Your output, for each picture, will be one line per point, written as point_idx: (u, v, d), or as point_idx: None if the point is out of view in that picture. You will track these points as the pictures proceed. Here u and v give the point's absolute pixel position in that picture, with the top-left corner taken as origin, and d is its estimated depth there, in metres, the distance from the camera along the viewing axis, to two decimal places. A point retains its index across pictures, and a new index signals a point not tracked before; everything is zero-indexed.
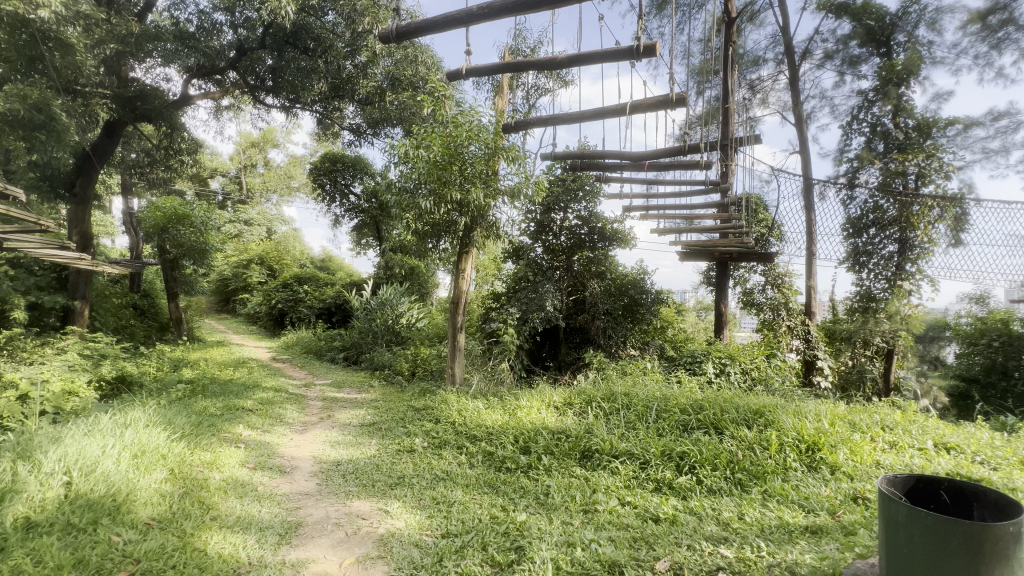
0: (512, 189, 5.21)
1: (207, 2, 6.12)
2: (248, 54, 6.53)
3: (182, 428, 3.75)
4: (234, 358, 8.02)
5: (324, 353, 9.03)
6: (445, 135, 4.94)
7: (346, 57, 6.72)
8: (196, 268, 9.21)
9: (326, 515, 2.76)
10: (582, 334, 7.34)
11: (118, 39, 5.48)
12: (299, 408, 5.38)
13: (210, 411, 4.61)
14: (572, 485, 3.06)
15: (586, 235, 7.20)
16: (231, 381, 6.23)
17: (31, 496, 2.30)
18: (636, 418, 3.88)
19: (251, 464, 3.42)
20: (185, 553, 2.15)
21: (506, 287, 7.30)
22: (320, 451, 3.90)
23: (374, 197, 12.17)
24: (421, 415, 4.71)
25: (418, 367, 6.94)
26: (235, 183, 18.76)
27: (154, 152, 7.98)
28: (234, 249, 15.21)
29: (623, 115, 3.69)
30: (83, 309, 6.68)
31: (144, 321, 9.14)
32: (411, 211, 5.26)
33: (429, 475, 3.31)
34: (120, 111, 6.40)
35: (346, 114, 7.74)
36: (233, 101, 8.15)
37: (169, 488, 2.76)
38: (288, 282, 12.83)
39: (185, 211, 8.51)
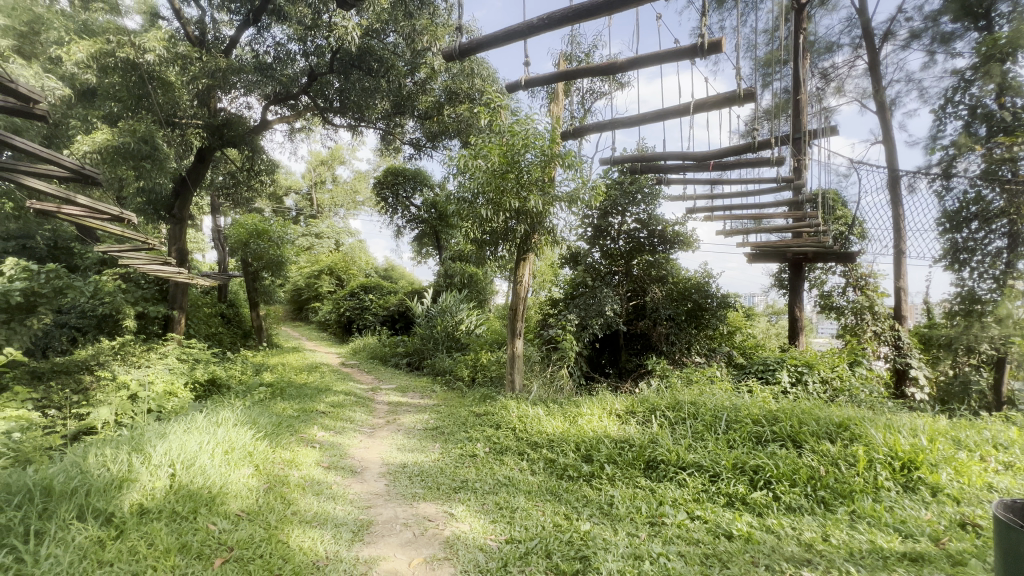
0: (569, 195, 5.22)
1: (283, 34, 6.62)
2: (319, 79, 7.00)
3: (266, 428, 4.07)
4: (307, 364, 8.57)
5: (389, 358, 9.45)
6: (502, 144, 5.04)
7: (407, 75, 7.00)
8: (274, 279, 9.96)
9: (394, 515, 2.88)
10: (643, 341, 7.17)
11: (208, 74, 5.96)
12: (367, 411, 5.66)
13: (289, 412, 4.96)
14: (637, 496, 2.98)
15: (645, 238, 7.02)
16: (305, 385, 6.67)
17: (144, 485, 2.58)
18: (703, 428, 3.71)
19: (325, 463, 3.65)
20: (271, 544, 2.32)
21: (563, 293, 7.29)
22: (387, 454, 4.08)
23: (433, 208, 12.59)
24: (482, 420, 4.79)
25: (477, 373, 7.07)
26: (307, 200, 20.13)
27: (238, 173, 8.76)
28: (307, 260, 16.28)
29: (687, 115, 3.56)
30: (181, 317, 7.37)
31: (230, 328, 10.01)
32: (470, 220, 5.41)
33: (492, 480, 3.36)
34: (211, 139, 7.05)
35: (407, 129, 8.13)
36: (305, 124, 8.78)
37: (256, 483, 3.01)
38: (355, 291, 13.57)
39: (265, 227, 9.22)
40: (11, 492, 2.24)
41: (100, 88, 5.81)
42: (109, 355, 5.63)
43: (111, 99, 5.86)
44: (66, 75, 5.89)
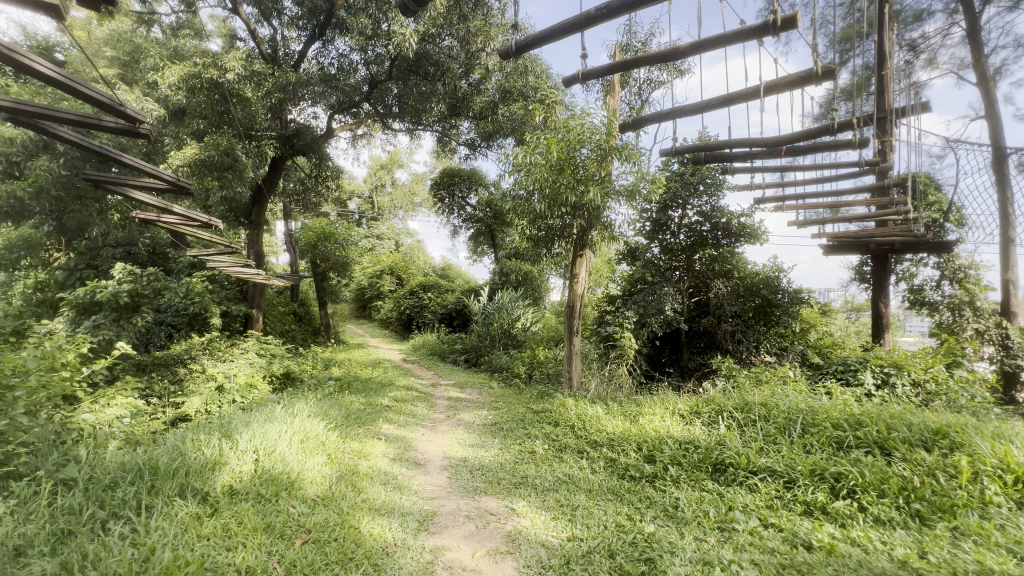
0: (628, 189, 5.09)
1: (345, 46, 6.96)
2: (378, 86, 7.31)
3: (336, 419, 4.33)
4: (371, 360, 8.98)
5: (447, 354, 9.70)
6: (558, 140, 5.00)
7: (461, 76, 7.17)
8: (340, 279, 10.52)
9: (457, 507, 2.96)
10: (707, 338, 6.88)
11: (280, 88, 6.40)
12: (428, 405, 5.86)
13: (356, 405, 5.23)
14: (704, 499, 2.86)
15: (708, 231, 6.72)
16: (370, 379, 7.03)
17: (233, 468, 2.81)
18: (776, 432, 3.51)
19: (391, 455, 3.81)
20: (344, 529, 2.45)
21: (621, 289, 7.18)
22: (449, 448, 4.18)
23: (488, 207, 12.75)
24: (541, 418, 4.80)
25: (534, 370, 7.09)
26: (369, 203, 21.09)
27: (307, 180, 9.33)
28: (370, 261, 17.04)
29: (756, 98, 3.35)
30: (259, 315, 7.94)
31: (302, 326, 10.70)
32: (526, 217, 5.43)
33: (552, 478, 3.36)
34: (283, 148, 7.53)
35: (461, 130, 8.39)
36: (367, 130, 9.19)
37: (329, 471, 3.20)
38: (415, 290, 14.07)
39: (331, 229, 9.74)
40: (125, 470, 2.53)
41: (189, 107, 6.39)
42: (199, 351, 6.20)
43: (198, 117, 6.44)
44: (161, 97, 6.52)
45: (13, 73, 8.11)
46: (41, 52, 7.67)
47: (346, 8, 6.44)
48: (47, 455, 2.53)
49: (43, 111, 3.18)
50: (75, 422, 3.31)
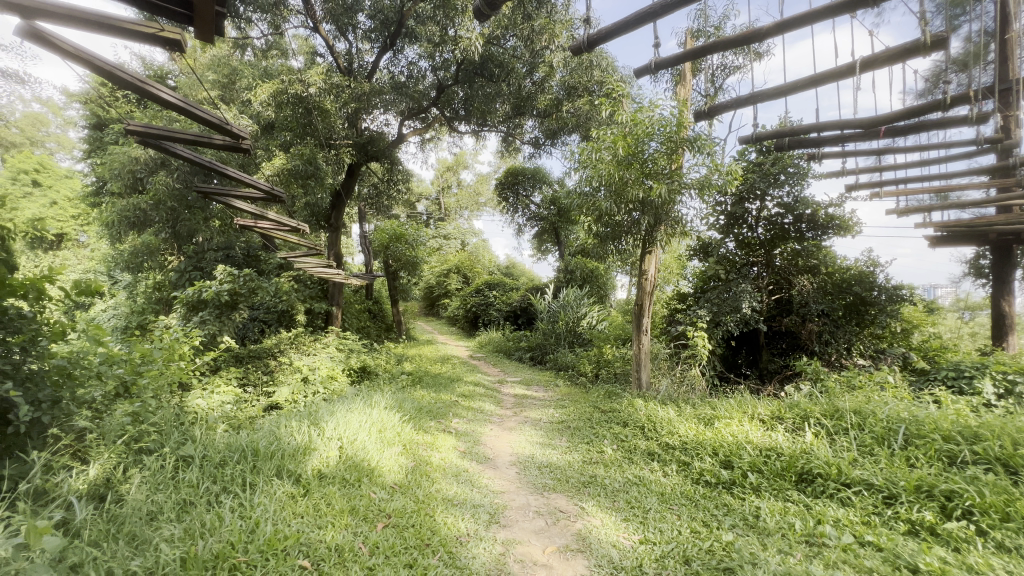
0: (700, 181, 4.85)
1: (415, 54, 7.25)
2: (446, 91, 7.58)
3: (410, 412, 4.57)
4: (440, 356, 9.33)
5: (513, 352, 9.84)
6: (624, 134, 4.88)
7: (525, 76, 7.28)
8: (410, 278, 11.01)
9: (527, 502, 3.02)
10: (790, 339, 6.41)
11: (356, 98, 6.82)
12: (495, 401, 6.00)
13: (427, 399, 5.47)
14: (788, 510, 2.69)
15: (790, 224, 6.26)
16: (440, 374, 7.31)
17: (322, 453, 3.05)
18: (873, 442, 3.21)
19: (461, 449, 3.94)
20: (420, 516, 2.58)
21: (693, 287, 6.91)
22: (516, 445, 4.25)
23: (553, 204, 12.72)
24: (609, 417, 4.75)
25: (601, 369, 7.00)
26: (436, 205, 21.84)
27: (380, 184, 9.84)
28: (437, 260, 17.63)
29: (850, 76, 3.06)
30: (338, 313, 8.53)
31: (376, 322, 11.34)
32: (593, 215, 5.37)
33: (621, 479, 3.31)
34: (358, 156, 7.98)
35: (525, 129, 8.45)
36: (434, 134, 9.51)
37: (405, 461, 3.39)
38: (480, 288, 14.38)
39: (402, 231, 10.21)
40: (231, 450, 2.83)
41: (277, 121, 6.97)
42: (287, 344, 6.76)
43: (285, 130, 7.01)
44: (255, 114, 7.16)
45: (137, 100, 9.31)
46: (158, 80, 8.75)
47: (415, 18, 6.76)
48: (170, 434, 2.90)
49: (165, 132, 3.61)
50: (191, 407, 3.75)
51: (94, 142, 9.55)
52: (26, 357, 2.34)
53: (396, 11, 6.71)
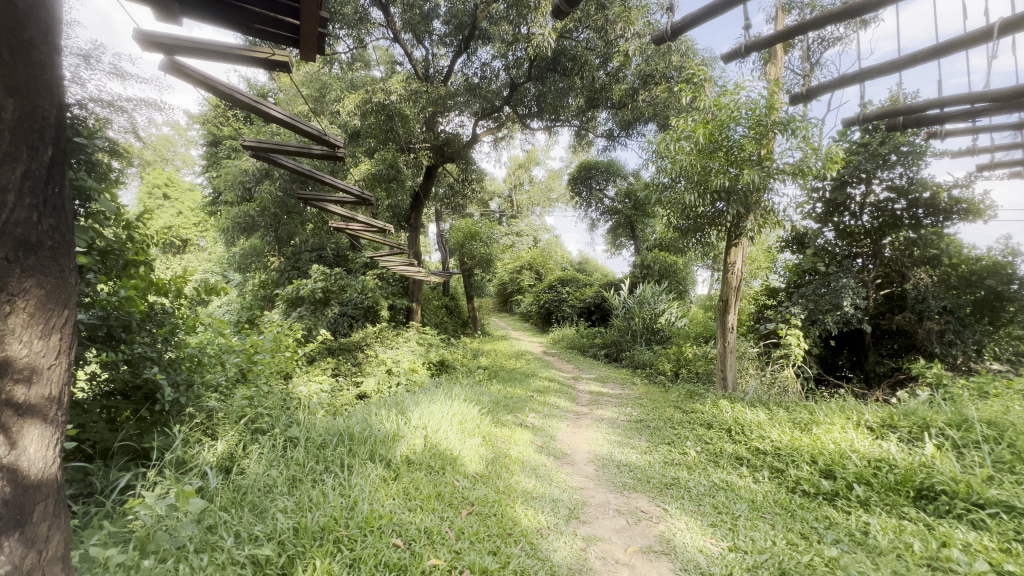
0: (794, 167, 4.48)
1: (488, 55, 7.39)
2: (518, 88, 7.66)
3: (487, 405, 4.72)
4: (515, 351, 9.48)
5: (587, 348, 9.74)
6: (707, 120, 4.61)
7: (599, 67, 7.16)
8: (485, 275, 11.28)
9: (607, 500, 2.99)
10: (903, 339, 5.72)
11: (433, 102, 7.09)
12: (570, 397, 5.99)
13: (504, 393, 5.60)
14: (904, 529, 2.42)
15: (903, 210, 5.56)
16: (515, 369, 7.44)
17: (410, 440, 3.24)
18: (1013, 459, 2.79)
19: (538, 444, 3.99)
20: (501, 506, 2.65)
21: (784, 281, 6.42)
22: (593, 442, 4.22)
23: (628, 197, 12.38)
24: (691, 418, 4.55)
25: (681, 368, 6.71)
26: (508, 202, 22.12)
27: (456, 184, 10.16)
28: (510, 257, 17.85)
29: (985, 42, 2.64)
30: (418, 308, 8.93)
31: (453, 318, 11.78)
32: (672, 207, 5.16)
33: (707, 483, 3.17)
34: (436, 158, 8.28)
35: (598, 121, 8.30)
36: (506, 132, 9.63)
37: (485, 452, 3.50)
38: (553, 284, 14.38)
39: (476, 229, 10.48)
40: (330, 433, 3.09)
41: (362, 130, 7.42)
42: (373, 338, 7.24)
43: (369, 137, 7.46)
44: (343, 124, 7.70)
45: (244, 118, 10.38)
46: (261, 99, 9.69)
47: (488, 19, 6.86)
48: (280, 416, 3.24)
49: (270, 146, 3.99)
50: (294, 392, 4.15)
51: (210, 157, 10.80)
52: (168, 344, 2.74)
53: (469, 15, 6.83)
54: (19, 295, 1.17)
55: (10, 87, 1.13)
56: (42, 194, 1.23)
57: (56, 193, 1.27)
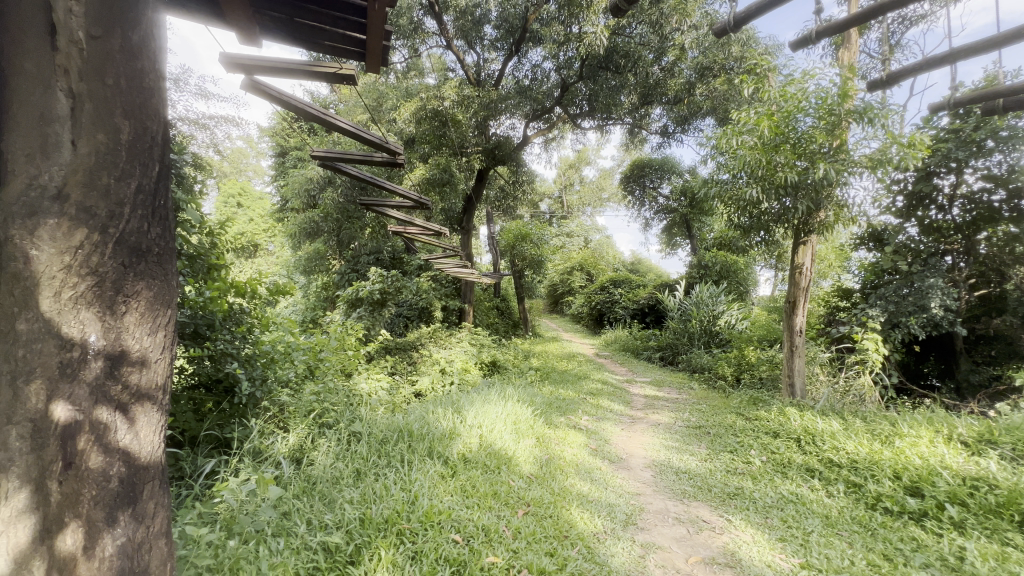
0: (870, 158, 4.15)
1: (540, 57, 7.42)
2: (569, 88, 7.62)
3: (540, 406, 4.73)
4: (566, 352, 9.43)
5: (640, 351, 9.50)
6: (771, 112, 4.37)
7: (653, 63, 6.99)
8: (535, 276, 11.29)
9: (666, 507, 2.90)
10: (1002, 345, 5.15)
11: (485, 106, 7.19)
12: (624, 401, 5.87)
13: (556, 395, 5.59)
14: (1008, 556, 2.17)
15: (1002, 202, 4.94)
16: (567, 371, 7.40)
17: (466, 439, 3.31)
18: None
19: (592, 447, 3.94)
20: (557, 508, 2.64)
21: (859, 282, 5.96)
22: (649, 447, 4.11)
23: (684, 195, 11.99)
24: (754, 426, 4.32)
25: (742, 373, 6.39)
26: (559, 202, 22.01)
27: (507, 187, 10.26)
28: (561, 258, 17.75)
29: None
30: (470, 310, 9.08)
31: (504, 319, 11.90)
32: (733, 204, 4.93)
33: (775, 495, 2.99)
34: (487, 161, 8.38)
35: (652, 117, 8.10)
36: (557, 132, 9.60)
37: (539, 453, 3.50)
38: (605, 285, 14.17)
39: (527, 231, 10.53)
40: (391, 430, 3.21)
41: (417, 136, 7.67)
42: (427, 339, 7.45)
43: (424, 143, 7.68)
44: (399, 131, 7.99)
45: (308, 129, 11.02)
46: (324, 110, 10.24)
47: (539, 21, 6.87)
48: (344, 412, 3.40)
49: (334, 155, 4.20)
50: (356, 389, 4.35)
51: (279, 167, 11.54)
52: (246, 341, 2.96)
53: (520, 18, 6.87)
54: (133, 295, 1.31)
55: (126, 111, 1.28)
56: (152, 206, 1.36)
57: (162, 205, 1.40)
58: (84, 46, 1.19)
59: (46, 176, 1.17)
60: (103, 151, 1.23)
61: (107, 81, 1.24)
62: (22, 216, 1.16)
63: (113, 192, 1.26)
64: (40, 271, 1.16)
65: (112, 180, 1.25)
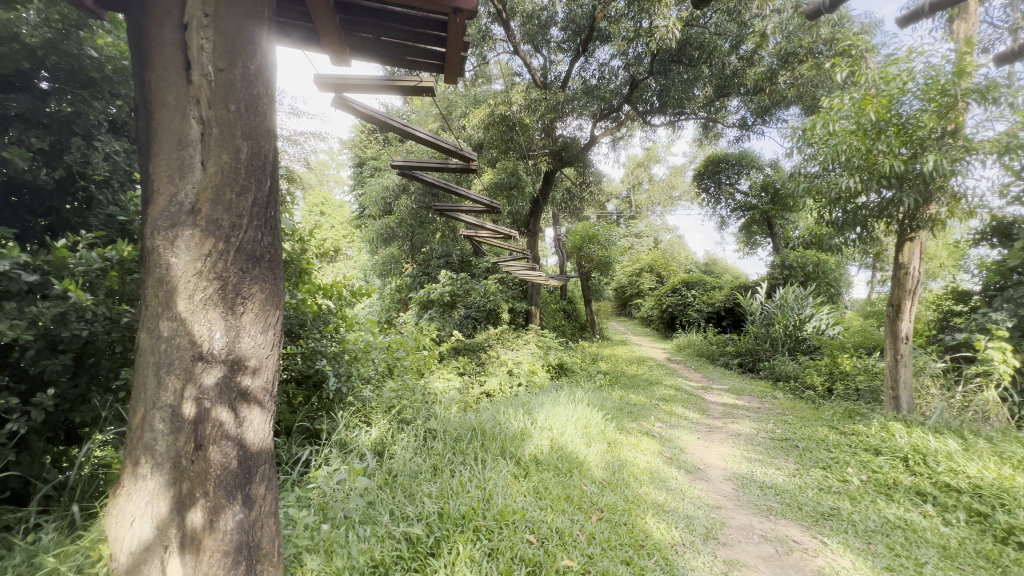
0: (995, 142, 3.64)
1: (608, 55, 7.30)
2: (639, 85, 7.41)
3: (611, 411, 4.64)
4: (636, 357, 9.17)
5: (717, 357, 9.01)
6: (871, 96, 3.97)
7: (730, 52, 6.62)
8: (603, 278, 11.10)
9: (750, 523, 2.73)
10: None
11: (552, 108, 7.19)
12: (699, 409, 5.59)
13: (628, 400, 5.45)
14: None
15: None
16: (637, 376, 7.19)
17: (537, 441, 3.33)
18: None
19: (667, 455, 3.80)
20: (632, 516, 2.58)
21: (980, 282, 5.25)
22: (728, 459, 3.88)
23: (765, 190, 11.23)
24: (850, 441, 3.94)
25: (835, 383, 5.85)
26: (626, 202, 21.47)
27: (574, 188, 10.18)
28: (629, 259, 17.30)
29: None
30: (536, 312, 9.09)
31: (571, 321, 11.81)
32: (824, 198, 4.53)
33: (877, 518, 2.71)
34: (555, 163, 8.36)
35: (729, 109, 7.71)
36: (626, 131, 9.37)
37: (611, 459, 3.43)
38: (677, 287, 13.62)
39: (594, 232, 10.37)
40: (464, 428, 3.30)
41: (486, 141, 7.83)
42: (495, 341, 7.57)
43: (492, 148, 7.83)
44: (468, 137, 8.20)
45: (384, 140, 11.64)
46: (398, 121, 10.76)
47: (607, 19, 6.75)
48: (420, 409, 3.55)
49: (413, 165, 4.42)
50: (430, 387, 4.52)
51: (357, 177, 12.27)
52: (332, 340, 3.20)
53: (587, 17, 6.80)
54: (249, 298, 1.45)
55: (245, 133, 1.43)
56: (265, 218, 1.49)
57: (274, 217, 1.53)
58: (212, 78, 1.37)
59: (184, 194, 1.37)
60: (226, 169, 1.40)
61: (230, 107, 1.40)
62: (166, 228, 1.36)
63: (234, 206, 1.41)
64: (178, 277, 1.35)
65: (233, 195, 1.40)
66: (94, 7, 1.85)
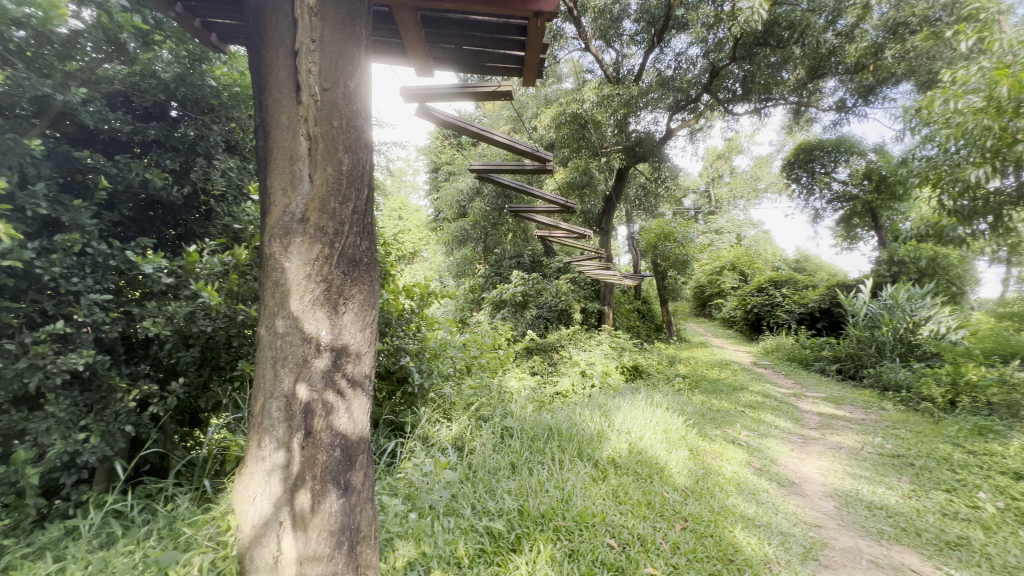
0: None
1: (685, 44, 6.98)
2: (719, 72, 6.99)
3: (692, 417, 4.42)
4: (717, 360, 8.66)
5: (810, 362, 8.26)
6: (1005, 65, 3.43)
7: (825, 29, 6.05)
8: (680, 277, 10.63)
9: (857, 546, 2.48)
10: None
11: (625, 104, 7.00)
12: (791, 418, 5.15)
13: (710, 405, 5.17)
14: None
15: None
16: (719, 380, 6.78)
17: (614, 443, 3.26)
18: None
19: (756, 466, 3.56)
20: (718, 528, 2.44)
21: None
22: (828, 473, 3.55)
23: (868, 178, 10.12)
24: (981, 462, 3.42)
25: (959, 395, 5.13)
26: (705, 197, 20.37)
27: (648, 184, 9.82)
28: (708, 257, 16.38)
29: None
30: (609, 312, 8.87)
31: (646, 322, 11.42)
32: (944, 186, 3.99)
33: (1020, 553, 2.33)
34: (628, 159, 7.95)
35: (825, 91, 7.07)
36: (705, 121, 8.87)
37: (693, 466, 3.28)
38: (763, 287, 12.69)
39: (670, 229, 9.95)
40: (540, 428, 3.32)
41: (557, 141, 7.80)
42: (568, 341, 7.52)
43: (564, 147, 7.78)
44: (539, 138, 8.22)
45: (457, 145, 12.00)
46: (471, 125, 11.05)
47: (683, 6, 6.46)
48: (496, 407, 3.62)
49: (490, 170, 4.51)
50: (504, 386, 4.59)
51: (432, 182, 12.76)
52: (414, 339, 3.35)
53: (662, 6, 6.55)
54: (350, 298, 1.56)
55: (346, 146, 1.55)
56: (364, 224, 1.61)
57: (371, 223, 1.65)
58: (319, 97, 1.51)
59: (296, 204, 1.51)
60: (331, 180, 1.53)
61: (334, 123, 1.53)
62: (281, 235, 1.51)
63: (337, 213, 1.53)
64: (291, 280, 1.50)
65: (337, 204, 1.53)
66: (211, 39, 2.06)
